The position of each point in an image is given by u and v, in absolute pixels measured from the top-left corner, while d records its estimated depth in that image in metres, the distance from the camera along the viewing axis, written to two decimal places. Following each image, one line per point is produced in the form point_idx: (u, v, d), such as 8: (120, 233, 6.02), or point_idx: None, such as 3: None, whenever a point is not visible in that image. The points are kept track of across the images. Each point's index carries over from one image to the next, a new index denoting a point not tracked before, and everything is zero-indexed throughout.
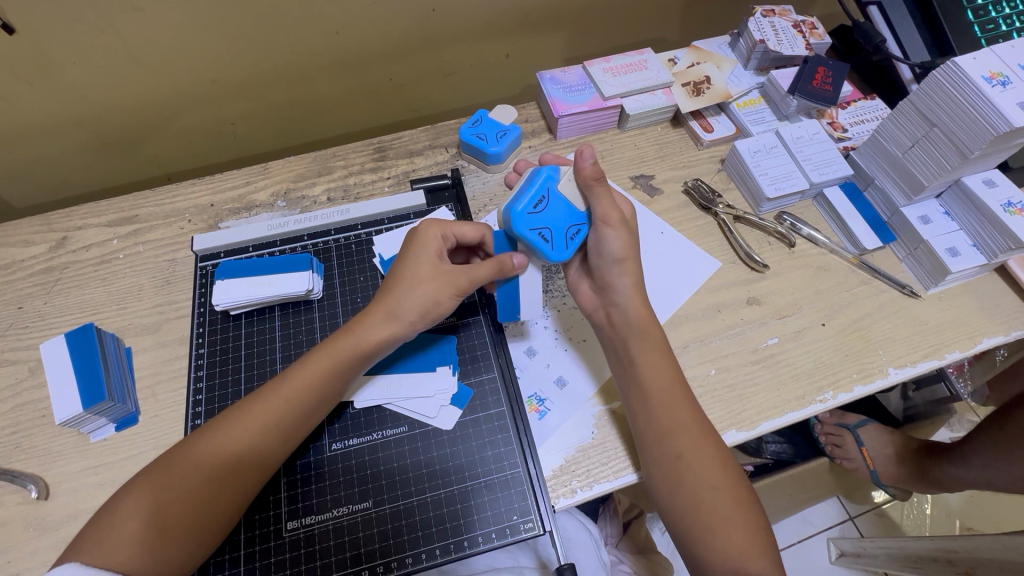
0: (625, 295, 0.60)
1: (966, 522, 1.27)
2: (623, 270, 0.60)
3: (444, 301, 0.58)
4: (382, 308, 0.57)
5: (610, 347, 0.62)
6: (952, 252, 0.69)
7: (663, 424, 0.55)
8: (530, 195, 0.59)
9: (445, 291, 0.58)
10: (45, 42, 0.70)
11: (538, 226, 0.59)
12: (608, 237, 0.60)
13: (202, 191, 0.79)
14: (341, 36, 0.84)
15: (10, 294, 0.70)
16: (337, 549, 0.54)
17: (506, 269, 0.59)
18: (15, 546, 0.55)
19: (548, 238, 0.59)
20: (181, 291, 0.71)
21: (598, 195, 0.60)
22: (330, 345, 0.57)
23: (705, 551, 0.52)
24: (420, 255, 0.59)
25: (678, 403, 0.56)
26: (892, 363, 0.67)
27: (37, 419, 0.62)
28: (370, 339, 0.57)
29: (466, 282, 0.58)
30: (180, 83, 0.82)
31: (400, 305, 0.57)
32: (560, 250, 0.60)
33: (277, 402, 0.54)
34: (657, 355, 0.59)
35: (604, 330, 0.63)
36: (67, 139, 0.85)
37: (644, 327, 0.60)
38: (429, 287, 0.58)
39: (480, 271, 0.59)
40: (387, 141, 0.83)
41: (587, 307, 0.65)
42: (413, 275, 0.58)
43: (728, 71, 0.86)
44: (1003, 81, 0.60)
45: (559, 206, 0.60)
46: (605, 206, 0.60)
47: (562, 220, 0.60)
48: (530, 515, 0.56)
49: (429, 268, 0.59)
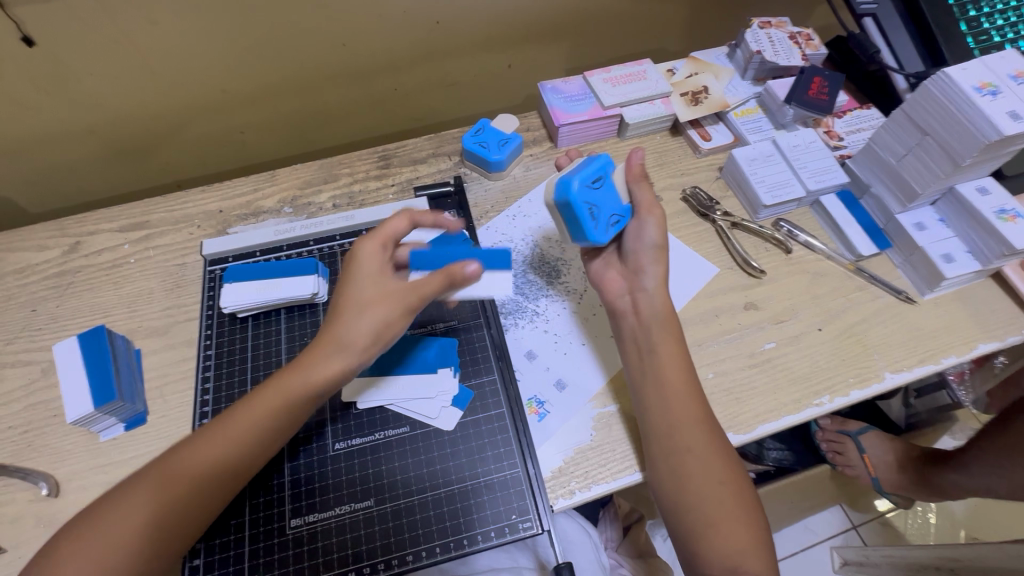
0: (655, 285, 0.62)
1: (971, 532, 1.26)
2: (656, 261, 0.63)
3: (395, 323, 0.55)
4: (327, 339, 0.55)
5: (632, 333, 0.62)
6: (947, 258, 0.69)
7: (679, 414, 0.56)
8: (589, 171, 0.60)
9: (394, 313, 0.55)
10: (62, 54, 0.72)
11: (592, 203, 0.60)
12: (648, 226, 0.62)
13: (211, 198, 0.81)
14: (348, 48, 0.86)
15: (24, 297, 0.72)
16: (339, 546, 0.55)
17: (456, 280, 0.55)
18: (26, 542, 0.56)
19: (594, 217, 0.61)
20: (190, 294, 0.73)
21: (642, 188, 0.64)
22: (277, 381, 0.54)
23: (702, 551, 0.53)
24: (356, 280, 0.57)
25: (695, 393, 0.58)
26: (889, 368, 0.67)
27: (49, 418, 0.63)
28: (317, 375, 0.54)
29: (414, 297, 0.55)
30: (191, 94, 0.85)
31: (345, 332, 0.54)
32: (600, 232, 0.61)
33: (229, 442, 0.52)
34: (681, 345, 0.60)
35: (626, 318, 0.63)
36: (81, 147, 0.87)
37: (669, 318, 0.61)
38: (376, 311, 0.54)
39: (428, 286, 0.55)
40: (392, 150, 0.85)
41: (610, 294, 0.65)
42: (356, 300, 0.56)
43: (725, 81, 0.88)
44: (993, 90, 0.61)
45: (609, 193, 0.63)
46: (648, 197, 0.63)
47: (609, 207, 0.62)
48: (529, 515, 0.57)
49: (373, 290, 0.56)
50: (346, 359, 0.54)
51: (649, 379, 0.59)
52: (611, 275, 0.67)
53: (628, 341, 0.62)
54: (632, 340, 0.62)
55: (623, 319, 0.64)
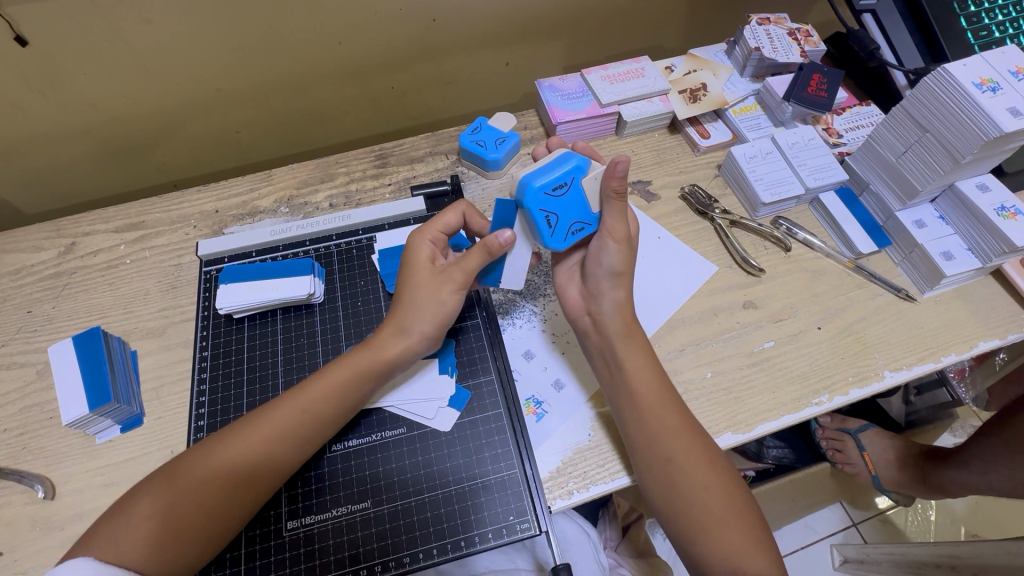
0: (614, 308, 0.61)
1: (971, 529, 1.26)
2: (616, 286, 0.61)
3: (448, 301, 0.60)
4: (392, 324, 0.60)
5: (597, 352, 0.62)
6: (946, 256, 0.69)
7: (653, 428, 0.56)
8: (553, 174, 0.56)
9: (448, 291, 0.59)
10: (54, 54, 0.72)
11: (548, 209, 0.57)
12: (608, 250, 0.60)
13: (208, 198, 0.80)
14: (344, 46, 0.86)
15: (19, 299, 0.71)
16: (336, 548, 0.55)
17: (493, 250, 0.58)
18: (21, 545, 0.56)
19: (552, 224, 0.57)
20: (187, 295, 0.72)
21: (613, 208, 0.58)
22: (345, 358, 0.58)
23: (699, 551, 0.53)
24: (413, 274, 0.61)
25: (667, 405, 0.57)
26: (888, 367, 0.67)
27: (45, 421, 0.63)
28: (386, 352, 0.58)
29: (462, 275, 0.59)
30: (187, 93, 0.85)
31: (407, 319, 0.59)
32: (556, 239, 0.58)
33: (286, 410, 0.55)
34: (650, 360, 0.60)
35: (590, 336, 0.63)
36: (77, 147, 0.87)
37: (632, 333, 0.61)
38: (432, 290, 0.60)
39: (470, 261, 0.59)
40: (388, 148, 0.85)
41: (573, 312, 0.65)
42: (417, 285, 0.60)
43: (724, 78, 0.87)
44: (993, 87, 0.61)
45: (575, 198, 0.58)
46: (615, 220, 0.59)
47: (572, 213, 0.58)
48: (526, 515, 0.57)
49: (427, 274, 0.61)
50: (411, 337, 0.59)
51: (618, 395, 0.59)
52: (573, 291, 0.66)
53: (596, 360, 0.62)
54: (600, 359, 0.62)
55: (587, 337, 0.64)
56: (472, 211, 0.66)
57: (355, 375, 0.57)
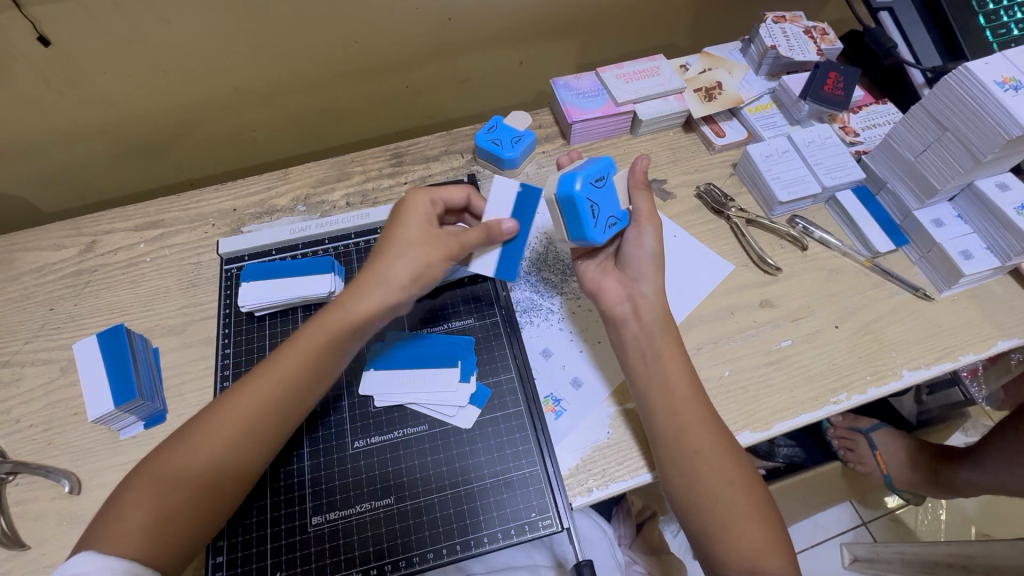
0: (655, 293, 0.62)
1: (982, 529, 1.26)
2: (656, 268, 0.63)
3: (436, 265, 0.59)
4: (372, 275, 0.58)
5: (634, 341, 0.61)
6: (965, 255, 0.69)
7: (686, 419, 0.56)
8: (593, 168, 0.59)
9: (436, 253, 0.59)
10: (75, 53, 0.72)
11: (593, 200, 0.59)
12: (647, 233, 0.62)
13: (225, 196, 0.81)
14: (360, 45, 0.86)
15: (42, 296, 0.72)
16: (359, 544, 0.56)
17: (494, 234, 0.60)
18: (49, 539, 0.57)
19: (594, 215, 0.59)
20: (206, 293, 0.73)
21: (641, 195, 0.64)
22: (318, 319, 0.58)
23: (720, 550, 0.53)
24: (411, 224, 0.61)
25: (698, 397, 0.58)
26: (906, 366, 0.67)
27: (70, 417, 0.64)
28: (359, 308, 0.57)
29: (456, 246, 0.59)
30: (203, 93, 0.85)
31: (388, 270, 0.58)
32: (598, 231, 0.60)
33: (268, 384, 0.55)
34: (682, 350, 0.60)
35: (628, 324, 0.62)
36: (94, 145, 0.87)
37: (669, 322, 0.61)
38: (423, 249, 0.59)
39: (469, 237, 0.60)
40: (404, 147, 0.85)
41: (610, 301, 0.64)
42: (407, 242, 0.60)
43: (739, 76, 0.87)
44: (1016, 85, 0.60)
45: (609, 195, 0.62)
46: (646, 204, 0.63)
47: (608, 207, 0.61)
48: (548, 512, 0.57)
49: (419, 233, 0.60)
50: (389, 292, 0.58)
51: (652, 383, 0.59)
52: (609, 283, 0.65)
53: (630, 349, 0.61)
54: (634, 347, 0.61)
55: (623, 326, 0.62)
56: (476, 196, 0.68)
57: (328, 337, 0.57)
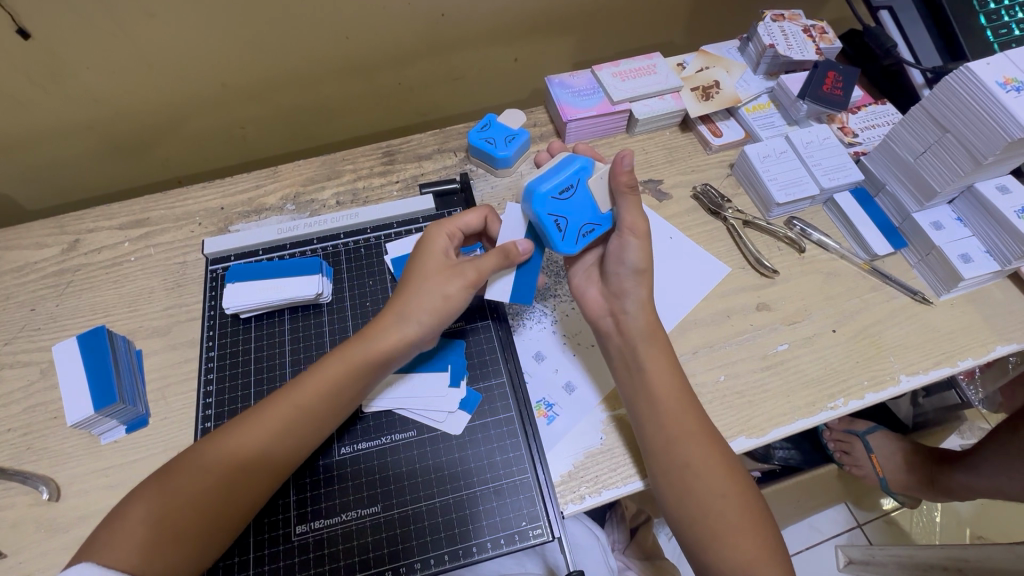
0: (638, 306, 0.60)
1: (976, 531, 1.25)
2: (640, 283, 0.61)
3: (454, 295, 0.58)
4: (393, 310, 0.58)
5: (618, 353, 0.60)
6: (964, 259, 0.68)
7: (681, 425, 0.55)
8: (558, 178, 0.57)
9: (454, 284, 0.58)
10: (57, 46, 0.70)
11: (558, 213, 0.58)
12: (630, 247, 0.60)
13: (212, 195, 0.79)
14: (351, 41, 0.84)
15: (22, 296, 0.71)
16: (345, 553, 0.54)
17: (511, 255, 0.58)
18: (26, 547, 0.56)
19: (562, 228, 0.58)
20: (192, 294, 0.71)
21: (627, 203, 0.58)
22: (340, 351, 0.57)
23: (714, 559, 0.52)
24: (429, 259, 0.60)
25: (686, 408, 0.56)
26: (904, 371, 0.66)
27: (49, 421, 0.62)
28: (381, 343, 0.57)
29: (474, 272, 0.58)
30: (191, 88, 0.83)
31: (409, 305, 0.57)
32: (569, 243, 0.59)
33: (286, 409, 0.54)
34: (670, 362, 0.59)
35: (612, 338, 0.62)
36: (79, 142, 0.85)
37: (655, 335, 0.60)
38: (440, 282, 0.58)
39: (486, 263, 0.58)
40: (396, 145, 0.84)
41: (593, 313, 0.64)
42: (425, 276, 0.59)
43: (737, 76, 0.86)
44: (1018, 86, 0.59)
45: (582, 201, 0.59)
46: (633, 215, 0.59)
47: (582, 215, 0.59)
48: (539, 521, 0.56)
49: (437, 266, 0.59)
50: (408, 327, 0.57)
51: (638, 396, 0.58)
52: (592, 292, 0.65)
53: (617, 361, 0.61)
54: (619, 359, 0.60)
55: (608, 339, 0.62)
56: (494, 216, 0.65)
57: (348, 369, 0.56)
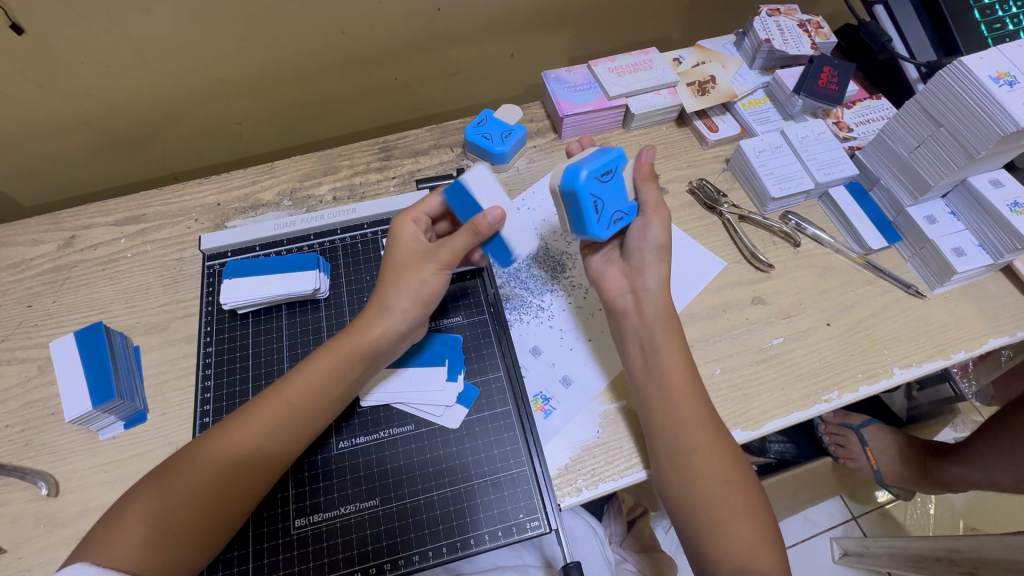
0: (658, 284, 0.61)
1: (970, 523, 1.27)
2: (659, 259, 0.62)
3: (431, 279, 0.59)
4: (373, 304, 0.58)
5: (635, 334, 0.61)
6: (958, 252, 0.68)
7: (678, 418, 0.56)
8: (601, 162, 0.56)
9: (429, 268, 0.59)
10: (51, 42, 0.70)
11: (597, 195, 0.57)
12: (654, 224, 0.61)
13: (208, 191, 0.79)
14: (347, 36, 0.84)
15: (18, 293, 0.70)
16: (343, 546, 0.55)
17: (481, 229, 0.57)
18: (25, 543, 0.56)
19: (597, 211, 0.58)
20: (188, 290, 0.71)
21: (647, 188, 0.62)
22: (327, 346, 0.57)
23: (709, 551, 0.52)
24: (402, 250, 0.61)
25: (694, 393, 0.57)
26: (898, 363, 0.67)
27: (47, 417, 0.62)
28: (376, 341, 0.57)
29: (447, 253, 0.58)
30: (185, 83, 0.83)
31: (388, 297, 0.58)
32: (601, 227, 0.60)
33: (276, 404, 0.54)
34: (682, 340, 0.59)
35: (628, 317, 0.62)
36: (73, 138, 0.85)
37: (671, 315, 0.60)
38: (415, 269, 0.59)
39: (457, 241, 0.58)
40: (392, 141, 0.84)
41: (611, 293, 0.64)
42: (399, 264, 0.60)
43: (733, 70, 0.86)
44: (1010, 81, 0.60)
45: (617, 188, 0.60)
46: (654, 197, 0.62)
47: (613, 202, 0.60)
48: (536, 513, 0.57)
49: (411, 254, 0.60)
50: (393, 317, 0.57)
51: (650, 378, 0.58)
52: (612, 273, 0.65)
53: (631, 342, 0.61)
54: (635, 339, 0.60)
55: (624, 319, 0.62)
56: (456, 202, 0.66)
57: (346, 368, 0.56)
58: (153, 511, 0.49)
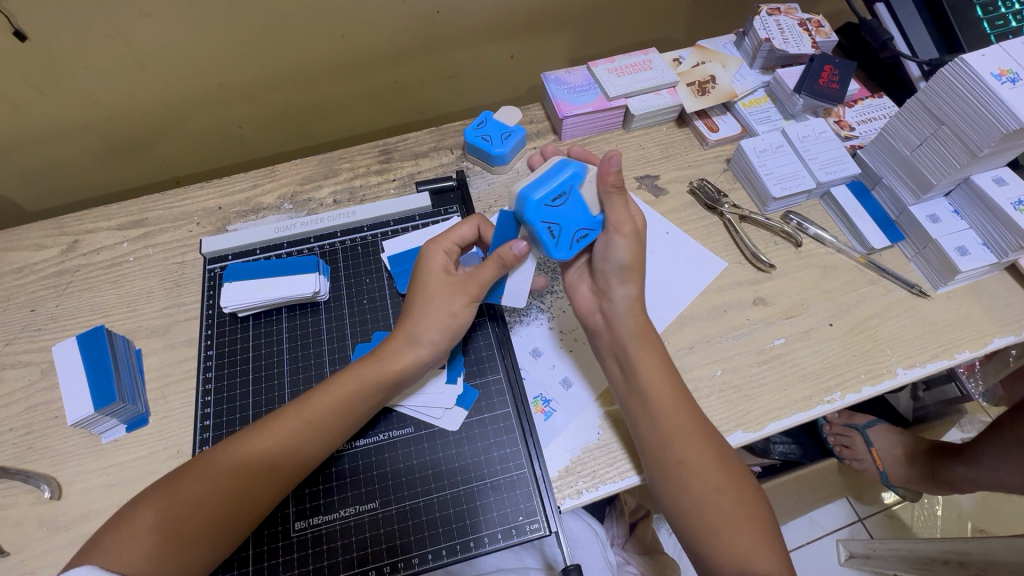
0: (627, 305, 0.60)
1: (978, 524, 1.25)
2: (626, 280, 0.60)
3: (461, 312, 0.59)
4: (401, 334, 0.58)
5: (610, 351, 0.60)
6: (961, 251, 0.68)
7: (675, 423, 0.55)
8: (549, 185, 0.57)
9: (459, 301, 0.59)
10: (54, 48, 0.71)
11: (549, 220, 0.57)
12: (617, 245, 0.59)
13: (210, 195, 0.79)
14: (347, 39, 0.84)
15: (23, 297, 0.71)
16: (343, 549, 0.55)
17: (507, 263, 0.58)
18: (28, 545, 0.56)
19: (554, 234, 0.58)
20: (190, 293, 0.72)
21: (614, 203, 0.58)
22: (351, 370, 0.57)
23: (711, 553, 0.52)
24: (429, 279, 0.60)
25: (680, 406, 0.56)
26: (901, 363, 0.66)
27: (50, 420, 0.63)
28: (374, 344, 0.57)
29: (477, 288, 0.59)
30: (185, 86, 0.83)
31: (416, 327, 0.58)
32: (562, 249, 0.58)
33: None
34: (663, 357, 0.59)
35: (602, 335, 0.62)
36: (76, 143, 0.86)
37: (647, 333, 0.60)
38: (445, 300, 0.59)
39: (485, 273, 0.59)
40: (393, 143, 0.84)
41: (584, 310, 0.63)
42: (428, 295, 0.59)
43: (733, 70, 0.86)
44: (1013, 78, 0.59)
45: (576, 206, 0.58)
46: (621, 212, 0.59)
47: (574, 220, 0.58)
48: (536, 516, 0.56)
49: (441, 285, 0.59)
50: (421, 347, 0.58)
51: (632, 394, 0.58)
52: (583, 290, 0.64)
53: (608, 357, 0.61)
54: (611, 355, 0.60)
55: (598, 336, 0.62)
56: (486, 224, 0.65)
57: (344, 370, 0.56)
58: (154, 515, 0.49)
